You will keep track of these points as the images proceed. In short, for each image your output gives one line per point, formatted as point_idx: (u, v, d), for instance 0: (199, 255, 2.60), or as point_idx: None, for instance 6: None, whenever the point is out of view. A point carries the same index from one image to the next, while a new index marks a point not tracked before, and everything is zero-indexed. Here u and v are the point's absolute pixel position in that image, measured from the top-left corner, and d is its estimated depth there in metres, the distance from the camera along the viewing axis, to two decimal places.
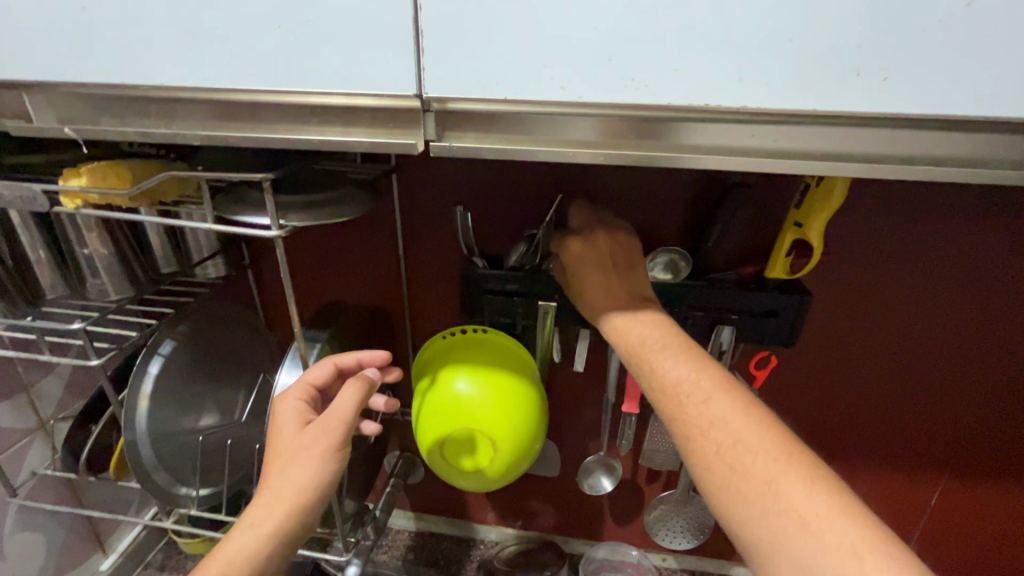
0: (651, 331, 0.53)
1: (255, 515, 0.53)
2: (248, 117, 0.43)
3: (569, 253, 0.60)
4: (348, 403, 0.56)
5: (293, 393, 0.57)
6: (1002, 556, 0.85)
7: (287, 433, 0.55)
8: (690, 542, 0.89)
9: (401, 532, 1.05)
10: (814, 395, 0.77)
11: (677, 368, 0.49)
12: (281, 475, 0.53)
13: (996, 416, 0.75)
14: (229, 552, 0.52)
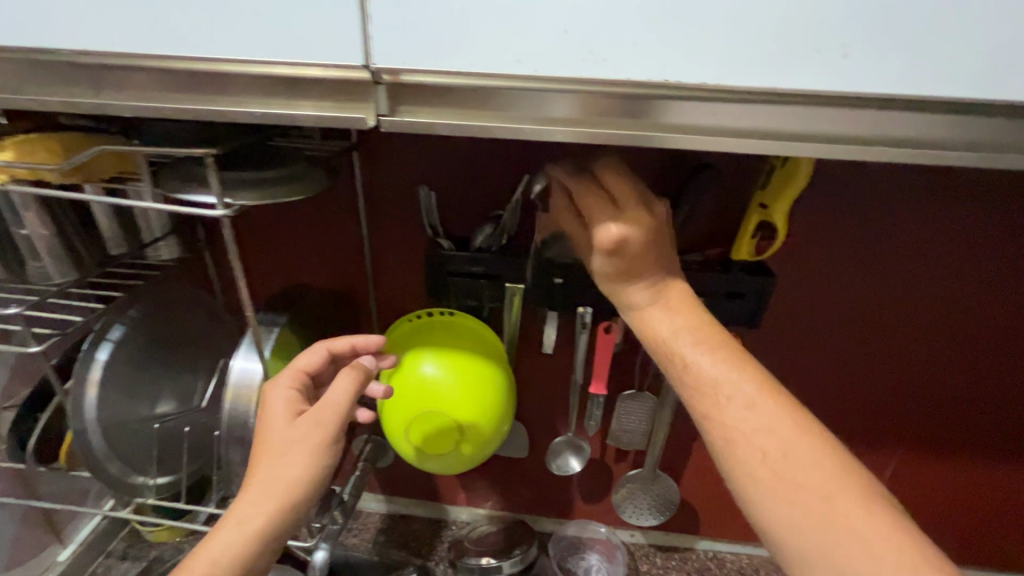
0: (684, 324, 0.52)
1: (240, 507, 0.50)
2: (185, 87, 0.40)
3: (616, 243, 0.51)
4: (343, 391, 0.54)
5: (285, 382, 0.56)
6: (953, 528, 0.90)
7: (278, 422, 0.53)
8: (656, 519, 0.92)
9: (371, 515, 1.05)
10: (780, 374, 0.78)
11: (717, 367, 0.49)
12: (269, 466, 0.51)
13: (949, 390, 0.78)
14: (212, 550, 0.48)
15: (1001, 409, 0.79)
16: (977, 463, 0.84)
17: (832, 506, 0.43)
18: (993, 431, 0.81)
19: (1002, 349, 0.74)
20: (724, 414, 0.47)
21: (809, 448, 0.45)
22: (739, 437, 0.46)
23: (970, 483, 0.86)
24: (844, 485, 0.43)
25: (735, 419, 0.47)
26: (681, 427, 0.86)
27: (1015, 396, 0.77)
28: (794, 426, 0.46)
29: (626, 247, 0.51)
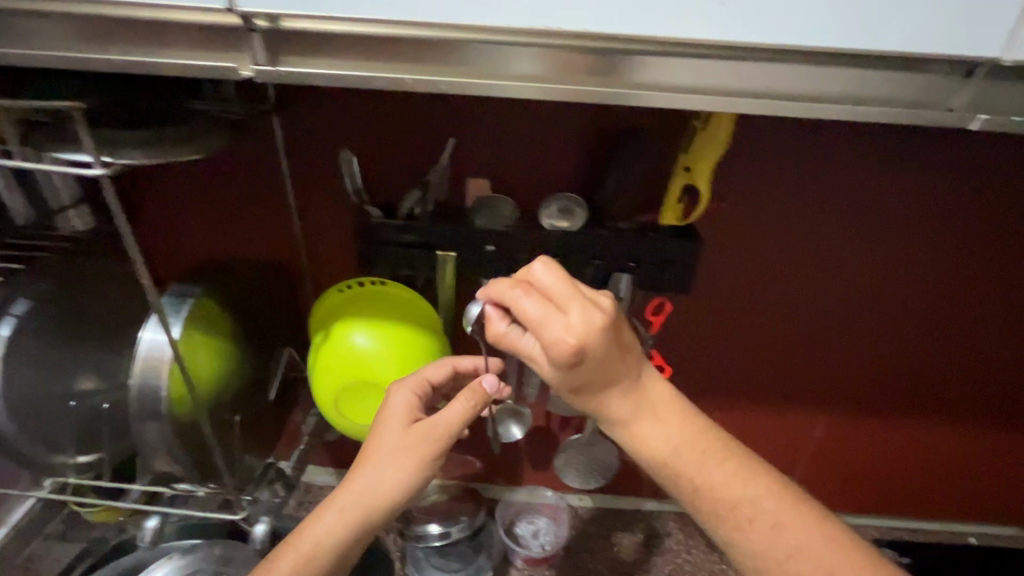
0: (678, 434, 0.46)
1: (344, 498, 0.56)
2: (33, 35, 0.39)
3: (575, 362, 0.42)
4: (458, 413, 0.59)
5: (412, 386, 0.62)
6: (892, 494, 0.97)
7: (394, 425, 0.59)
8: (598, 482, 0.93)
9: (322, 488, 1.05)
10: (715, 338, 0.79)
11: (727, 480, 0.46)
12: (377, 466, 0.57)
13: (876, 351, 0.80)
14: (317, 533, 0.55)
15: (925, 369, 0.82)
16: (902, 421, 0.88)
17: None
18: (918, 392, 0.85)
19: (924, 310, 0.77)
20: (750, 538, 0.45)
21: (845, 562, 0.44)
22: (768, 560, 0.44)
23: (899, 442, 0.90)
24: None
25: (759, 540, 0.45)
26: None
27: (937, 355, 0.81)
28: (818, 535, 0.45)
29: (587, 363, 0.43)
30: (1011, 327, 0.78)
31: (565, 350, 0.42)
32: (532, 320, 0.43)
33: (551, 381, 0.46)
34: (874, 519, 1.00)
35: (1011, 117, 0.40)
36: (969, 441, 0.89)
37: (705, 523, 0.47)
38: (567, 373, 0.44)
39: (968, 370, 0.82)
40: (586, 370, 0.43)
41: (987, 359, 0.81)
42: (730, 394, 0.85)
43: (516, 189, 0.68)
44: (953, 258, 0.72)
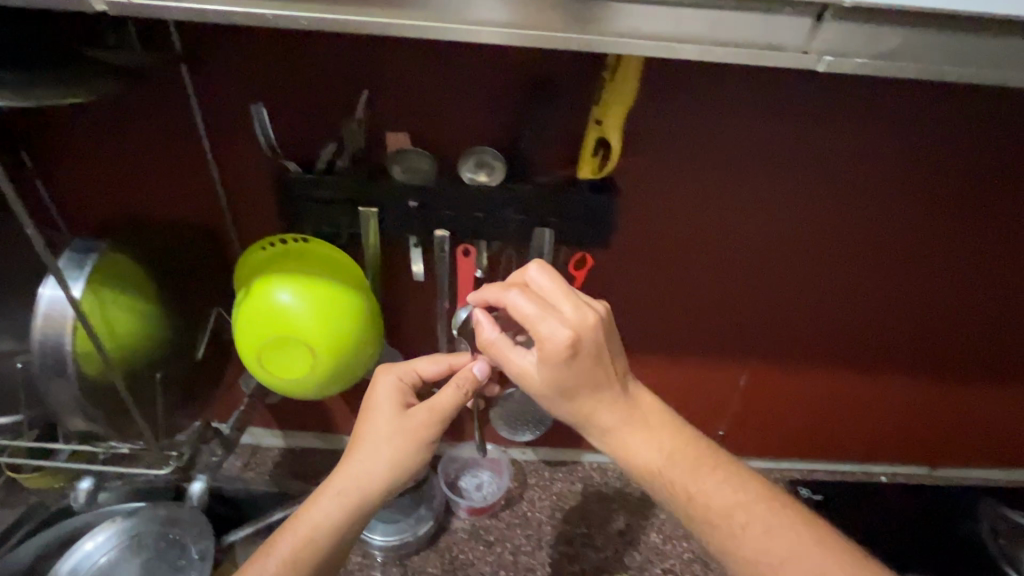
0: (670, 443, 0.52)
1: (339, 484, 0.60)
2: None
3: (570, 358, 0.49)
4: (449, 398, 0.63)
5: (401, 374, 0.66)
6: (825, 448, 1.04)
7: (388, 412, 0.63)
8: (534, 432, 0.96)
9: (269, 450, 1.07)
10: (640, 292, 0.82)
11: (718, 487, 0.51)
12: (371, 450, 0.61)
13: (794, 303, 0.85)
14: (315, 517, 0.59)
15: (838, 320, 0.87)
16: (819, 370, 0.93)
17: None
18: (833, 342, 0.90)
19: (836, 263, 0.81)
20: (743, 543, 0.49)
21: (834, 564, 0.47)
22: (759, 563, 0.48)
23: (820, 393, 0.97)
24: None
25: (752, 545, 0.49)
26: None
27: (850, 307, 0.85)
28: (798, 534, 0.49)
29: (578, 357, 0.49)
30: (918, 281, 0.83)
31: (562, 345, 0.48)
32: (529, 318, 0.50)
33: (546, 386, 0.52)
34: (797, 462, 1.07)
35: (856, 59, 0.42)
36: (881, 389, 0.96)
37: (702, 534, 0.51)
38: (560, 368, 0.50)
39: (879, 321, 0.87)
40: (579, 368, 0.50)
41: (895, 310, 0.86)
42: (657, 345, 0.89)
43: (437, 143, 0.68)
44: (860, 211, 0.76)
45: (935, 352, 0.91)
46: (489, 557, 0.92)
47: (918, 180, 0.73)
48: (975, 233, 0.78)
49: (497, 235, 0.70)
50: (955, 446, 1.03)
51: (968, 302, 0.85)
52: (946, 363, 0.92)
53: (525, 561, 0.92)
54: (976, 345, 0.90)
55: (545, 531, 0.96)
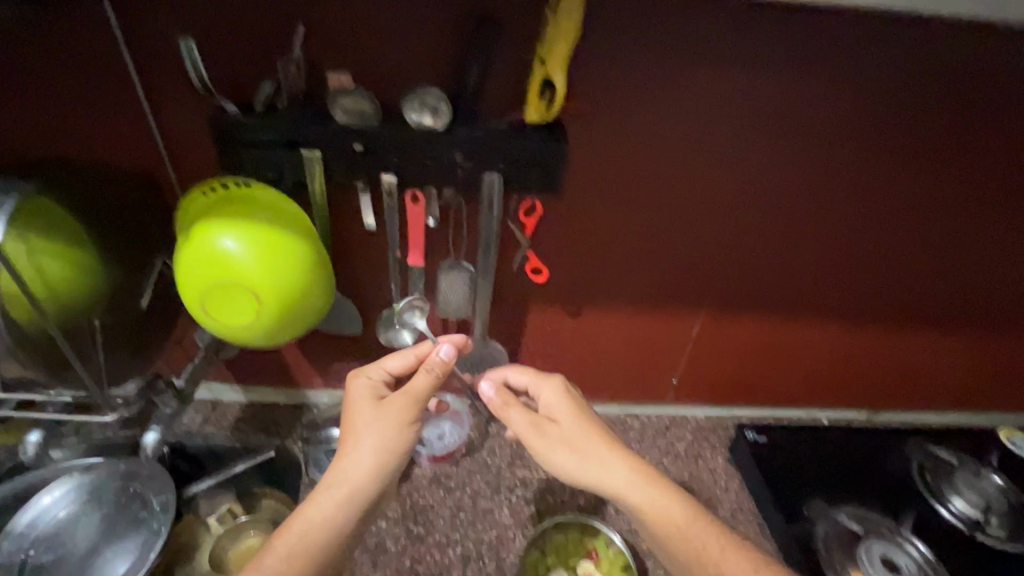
0: (671, 495, 0.68)
1: (331, 479, 0.65)
2: None
3: (569, 397, 0.74)
4: (422, 383, 0.69)
5: (376, 372, 0.72)
6: (771, 394, 1.09)
7: (366, 405, 0.68)
8: None
9: (230, 405, 1.07)
10: (591, 242, 0.84)
11: (725, 545, 0.65)
12: (357, 442, 0.66)
13: (741, 252, 0.87)
14: (313, 513, 0.63)
15: (783, 268, 0.90)
16: (765, 317, 0.96)
17: None
18: (779, 290, 0.93)
19: (780, 210, 0.83)
20: None
21: None
22: None
23: (768, 341, 1.00)
24: None
25: None
26: (511, 299, 0.90)
27: (794, 256, 0.88)
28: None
29: (573, 397, 0.74)
30: (858, 231, 0.86)
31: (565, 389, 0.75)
32: (536, 374, 0.77)
33: (559, 428, 0.71)
34: (745, 408, 1.11)
35: None
36: (823, 336, 1.00)
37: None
38: (564, 401, 0.73)
39: (820, 270, 0.90)
40: (576, 409, 0.73)
41: (836, 258, 0.89)
42: (609, 293, 0.91)
43: (380, 84, 0.66)
44: (803, 158, 0.77)
45: (873, 299, 0.95)
46: (449, 501, 0.95)
47: (858, 127, 0.75)
48: (909, 180, 0.81)
49: (445, 181, 0.70)
50: (891, 390, 1.09)
51: (904, 249, 0.88)
52: (883, 310, 0.96)
53: (482, 504, 0.95)
54: (910, 292, 0.94)
55: (504, 476, 0.99)
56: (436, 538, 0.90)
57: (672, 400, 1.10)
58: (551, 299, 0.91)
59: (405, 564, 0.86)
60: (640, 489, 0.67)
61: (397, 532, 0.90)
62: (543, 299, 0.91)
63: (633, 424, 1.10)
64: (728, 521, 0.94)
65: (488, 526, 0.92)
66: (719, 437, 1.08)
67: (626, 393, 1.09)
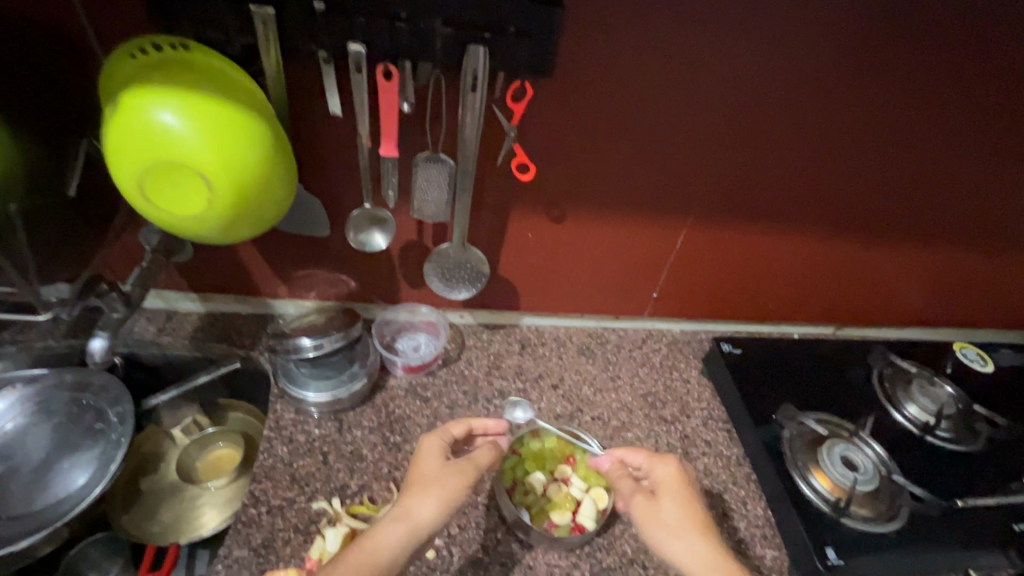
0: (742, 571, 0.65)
1: (392, 519, 0.66)
2: None
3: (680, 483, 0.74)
4: (486, 456, 0.76)
5: (438, 437, 0.77)
6: (747, 308, 1.09)
7: (432, 462, 0.73)
8: (470, 289, 0.93)
9: (187, 315, 0.99)
10: (579, 140, 0.78)
11: None
12: (424, 496, 0.68)
13: (736, 157, 0.82)
14: (382, 541, 0.63)
15: (775, 177, 0.86)
16: (751, 230, 0.94)
17: None
18: (771, 199, 0.89)
19: (782, 110, 0.77)
20: None
21: None
22: None
23: (752, 253, 0.98)
24: None
25: None
26: (492, 202, 0.84)
27: (787, 164, 0.84)
28: None
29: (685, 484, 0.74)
30: (857, 138, 0.82)
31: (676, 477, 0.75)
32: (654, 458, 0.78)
33: (667, 504, 0.71)
34: (721, 323, 1.12)
35: None
36: (806, 251, 0.98)
37: None
38: (678, 488, 0.73)
39: (813, 181, 0.87)
40: (677, 493, 0.73)
41: (833, 167, 0.85)
42: (596, 198, 0.86)
43: None
44: (812, 46, 0.71)
45: (859, 214, 0.93)
46: (425, 410, 0.93)
47: (879, 13, 0.69)
48: (920, 84, 0.76)
49: (423, 54, 0.62)
50: (861, 307, 1.11)
51: (899, 159, 0.85)
52: (869, 225, 0.95)
53: (460, 413, 0.94)
54: (896, 208, 0.92)
55: (481, 387, 0.98)
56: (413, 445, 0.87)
57: (650, 314, 1.09)
58: (534, 203, 0.86)
59: (383, 470, 0.83)
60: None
61: (372, 439, 0.87)
62: (526, 203, 0.85)
63: (610, 337, 1.10)
64: (699, 428, 0.97)
65: None
66: (693, 348, 1.09)
67: (605, 308, 1.07)
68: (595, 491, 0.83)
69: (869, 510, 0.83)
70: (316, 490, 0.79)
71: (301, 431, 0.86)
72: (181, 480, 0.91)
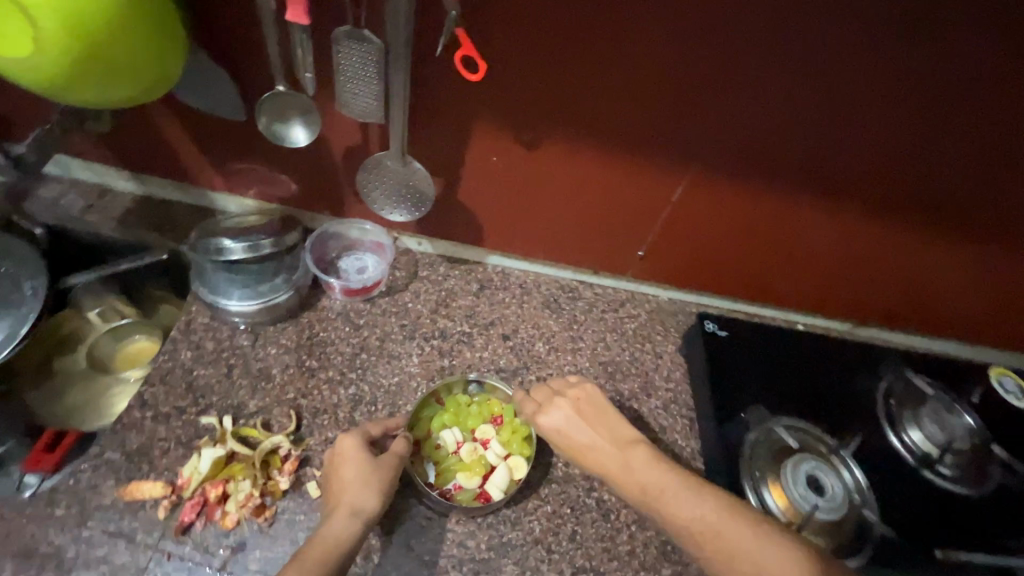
0: (644, 475, 0.61)
1: (338, 518, 0.60)
2: None
3: (558, 411, 0.70)
4: (403, 447, 0.67)
5: (354, 434, 0.67)
6: (750, 285, 0.92)
7: (360, 458, 0.65)
8: (406, 214, 0.80)
9: (123, 195, 0.89)
10: (557, 38, 0.61)
11: (684, 504, 0.56)
12: (359, 494, 0.62)
13: (760, 93, 0.64)
14: (332, 538, 0.58)
15: (812, 125, 0.67)
16: (769, 191, 0.76)
17: (715, 530, 0.54)
18: (798, 155, 0.70)
19: (834, 34, 0.58)
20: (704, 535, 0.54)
21: (704, 515, 0.55)
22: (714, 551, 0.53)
23: (764, 222, 0.81)
24: (718, 515, 0.55)
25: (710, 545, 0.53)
26: (446, 108, 0.69)
27: (831, 112, 0.65)
28: (709, 508, 0.55)
29: (568, 410, 0.70)
30: (928, 88, 0.62)
31: (546, 402, 0.71)
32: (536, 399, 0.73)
33: (557, 440, 0.69)
34: (716, 299, 0.96)
35: None
36: (833, 228, 0.80)
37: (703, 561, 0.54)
38: (557, 418, 0.69)
39: (860, 138, 0.68)
40: (554, 423, 0.69)
41: (887, 124, 0.66)
42: (577, 122, 0.70)
43: None
44: None
45: (911, 192, 0.73)
46: (353, 339, 0.83)
47: None
48: None
49: None
50: (889, 305, 0.92)
51: (983, 127, 0.65)
52: (924, 209, 0.75)
53: (390, 347, 0.84)
54: (964, 193, 0.72)
55: (422, 324, 0.87)
56: (329, 374, 0.79)
57: (634, 275, 0.94)
58: (497, 117, 0.70)
59: (288, 395, 0.76)
60: (629, 474, 0.61)
61: (286, 360, 0.79)
62: (488, 117, 0.70)
63: (584, 293, 0.96)
64: (657, 411, 0.85)
65: (392, 371, 0.82)
66: (677, 322, 0.95)
67: (582, 259, 0.93)
68: (513, 459, 0.74)
69: (824, 540, 0.70)
70: (210, 404, 0.73)
71: (211, 338, 0.79)
72: (93, 369, 0.90)
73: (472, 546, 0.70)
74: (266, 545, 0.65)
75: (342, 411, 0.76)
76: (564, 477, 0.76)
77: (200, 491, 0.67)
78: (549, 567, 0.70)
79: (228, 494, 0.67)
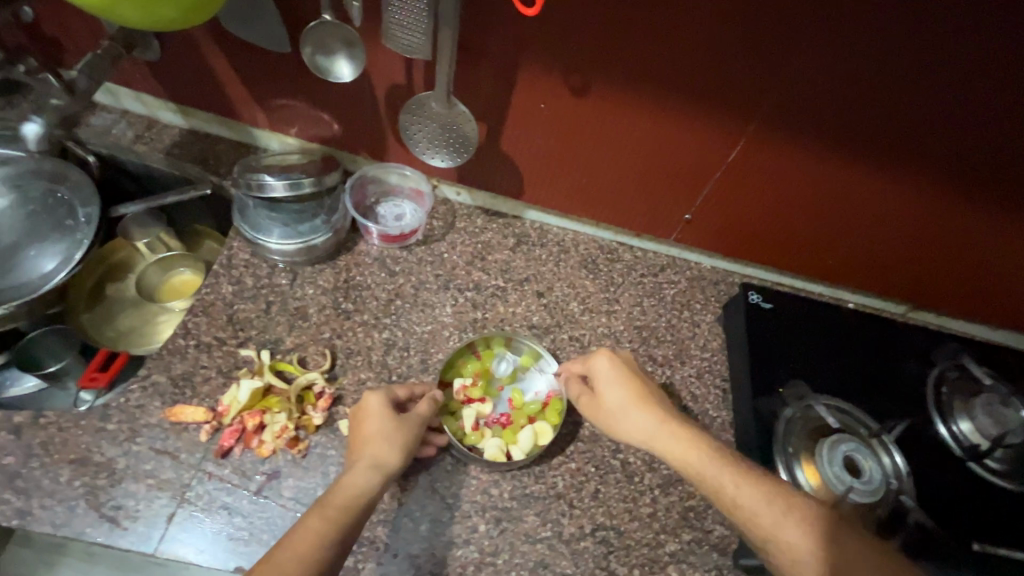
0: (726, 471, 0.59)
1: (364, 467, 0.61)
2: None
3: (622, 382, 0.68)
4: (427, 409, 0.68)
5: (381, 392, 0.67)
6: (800, 255, 0.87)
7: (386, 416, 0.65)
8: (447, 158, 0.77)
9: (169, 128, 0.90)
10: None
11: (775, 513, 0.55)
12: (383, 449, 0.62)
13: (839, 45, 0.58)
14: (359, 486, 0.59)
15: (897, 85, 0.60)
16: (836, 156, 0.70)
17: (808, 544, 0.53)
18: (874, 117, 0.64)
19: None
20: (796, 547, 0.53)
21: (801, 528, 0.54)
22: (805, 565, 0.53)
23: (825, 189, 0.75)
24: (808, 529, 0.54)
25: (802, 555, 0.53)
26: (495, 46, 0.66)
27: (920, 69, 0.58)
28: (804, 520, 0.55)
29: (629, 380, 0.68)
30: None
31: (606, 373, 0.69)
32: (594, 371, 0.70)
33: (627, 411, 0.66)
34: (761, 268, 0.91)
35: None
36: (900, 200, 0.74)
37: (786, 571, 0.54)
38: (625, 390, 0.67)
39: (952, 102, 0.60)
40: (619, 395, 0.67)
41: (983, 88, 0.58)
42: (632, 69, 0.65)
43: None
44: None
45: (998, 167, 0.66)
46: (389, 285, 0.83)
47: None
48: None
49: None
50: (953, 288, 0.86)
51: None
52: (1012, 185, 0.68)
53: (424, 296, 0.84)
54: None
55: (457, 275, 0.86)
56: (365, 318, 0.80)
57: (677, 239, 0.90)
58: (548, 59, 0.66)
59: (324, 334, 0.77)
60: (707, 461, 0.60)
61: (323, 301, 0.80)
62: (538, 58, 0.66)
63: (623, 255, 0.93)
64: (690, 379, 0.83)
65: (424, 320, 0.82)
66: (718, 291, 0.91)
67: (624, 218, 0.89)
68: (539, 425, 0.74)
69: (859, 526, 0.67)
70: (249, 338, 0.75)
71: (251, 275, 0.80)
72: (141, 297, 0.93)
73: (494, 494, 0.71)
74: (298, 474, 0.68)
75: (375, 354, 0.77)
76: (590, 436, 0.76)
77: (238, 420, 0.69)
78: (570, 522, 0.70)
79: (265, 424, 0.69)
